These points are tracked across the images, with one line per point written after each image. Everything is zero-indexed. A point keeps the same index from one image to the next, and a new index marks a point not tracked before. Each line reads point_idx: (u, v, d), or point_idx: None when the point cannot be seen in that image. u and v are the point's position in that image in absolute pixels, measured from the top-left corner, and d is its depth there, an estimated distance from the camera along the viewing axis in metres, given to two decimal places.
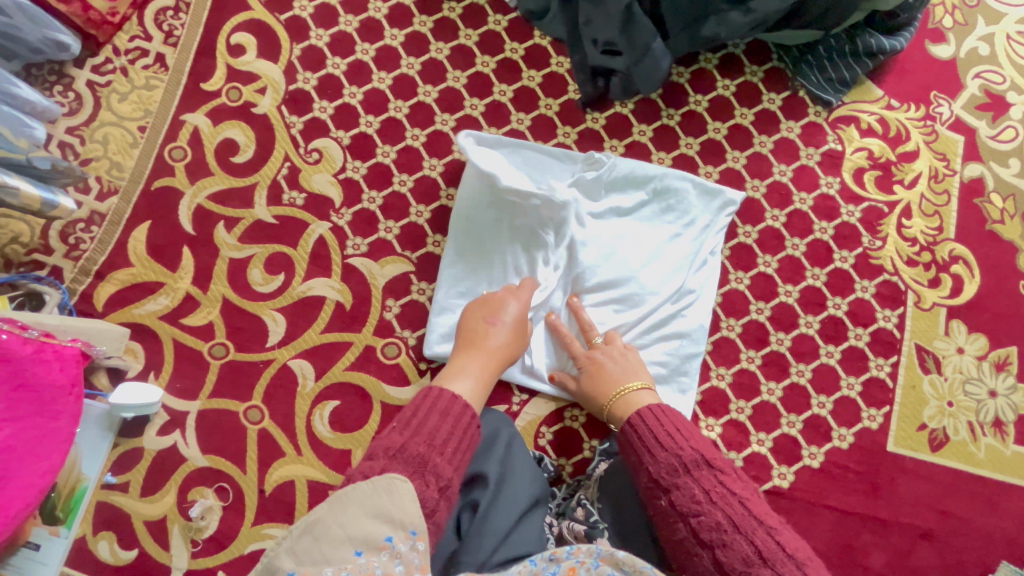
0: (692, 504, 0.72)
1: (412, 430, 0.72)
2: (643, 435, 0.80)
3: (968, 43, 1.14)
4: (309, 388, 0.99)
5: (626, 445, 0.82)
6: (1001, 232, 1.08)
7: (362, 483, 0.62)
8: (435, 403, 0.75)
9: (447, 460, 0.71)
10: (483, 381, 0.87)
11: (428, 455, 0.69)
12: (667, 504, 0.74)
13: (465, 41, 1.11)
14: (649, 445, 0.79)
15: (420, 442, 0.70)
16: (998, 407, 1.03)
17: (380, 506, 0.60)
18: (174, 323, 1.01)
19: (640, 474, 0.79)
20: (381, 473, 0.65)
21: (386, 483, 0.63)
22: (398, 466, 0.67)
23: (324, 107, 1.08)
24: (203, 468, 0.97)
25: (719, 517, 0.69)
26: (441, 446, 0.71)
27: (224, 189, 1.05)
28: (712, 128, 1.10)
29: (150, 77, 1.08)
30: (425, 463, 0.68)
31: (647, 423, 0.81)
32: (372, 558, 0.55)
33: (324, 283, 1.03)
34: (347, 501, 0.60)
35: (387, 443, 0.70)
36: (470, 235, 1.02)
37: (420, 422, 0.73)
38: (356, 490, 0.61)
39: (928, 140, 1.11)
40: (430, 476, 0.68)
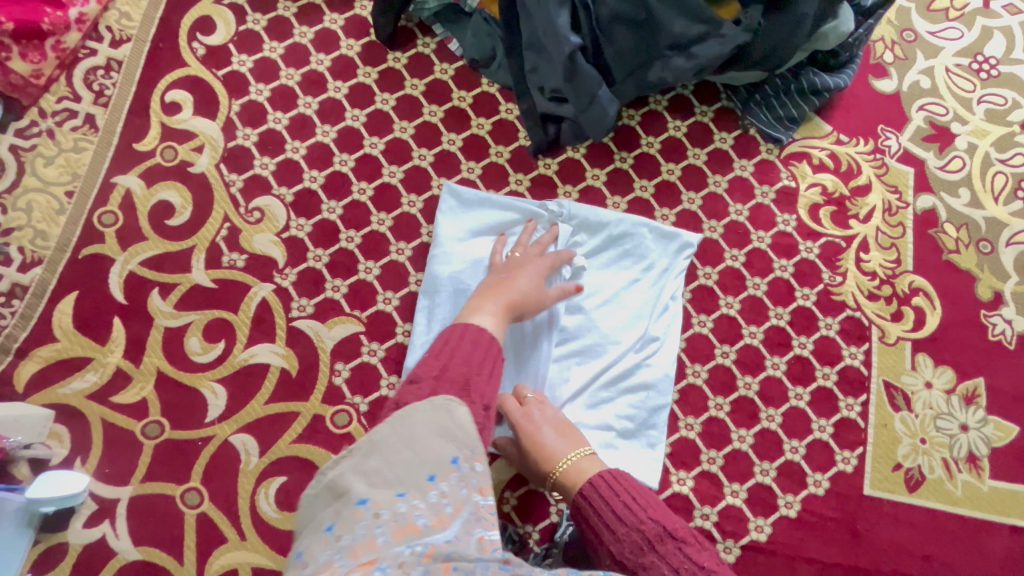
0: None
1: (447, 355, 0.70)
2: (600, 509, 0.76)
3: (910, 77, 1.16)
4: (253, 464, 0.92)
5: (582, 520, 0.77)
6: (957, 261, 1.08)
7: (419, 404, 0.61)
8: (465, 332, 0.73)
9: (488, 382, 0.69)
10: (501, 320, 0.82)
11: (470, 376, 0.68)
12: None
13: (410, 91, 1.09)
14: (608, 521, 0.75)
15: (461, 362, 0.69)
16: (971, 442, 1.01)
17: (441, 427, 0.59)
18: (103, 402, 0.93)
19: (602, 553, 0.75)
20: (433, 394, 0.64)
21: (442, 404, 0.61)
22: (446, 386, 0.66)
23: (266, 164, 1.04)
24: (136, 562, 0.88)
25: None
26: (480, 369, 0.69)
27: (159, 254, 0.99)
28: (665, 170, 1.09)
29: (79, 139, 1.03)
30: (469, 383, 0.67)
31: (602, 494, 0.76)
32: (442, 485, 0.55)
33: (267, 348, 0.96)
34: (406, 424, 0.59)
35: (429, 367, 0.68)
36: (457, 300, 0.96)
37: (456, 348, 0.70)
38: (416, 413, 0.60)
39: (879, 173, 1.11)
40: (476, 395, 0.66)
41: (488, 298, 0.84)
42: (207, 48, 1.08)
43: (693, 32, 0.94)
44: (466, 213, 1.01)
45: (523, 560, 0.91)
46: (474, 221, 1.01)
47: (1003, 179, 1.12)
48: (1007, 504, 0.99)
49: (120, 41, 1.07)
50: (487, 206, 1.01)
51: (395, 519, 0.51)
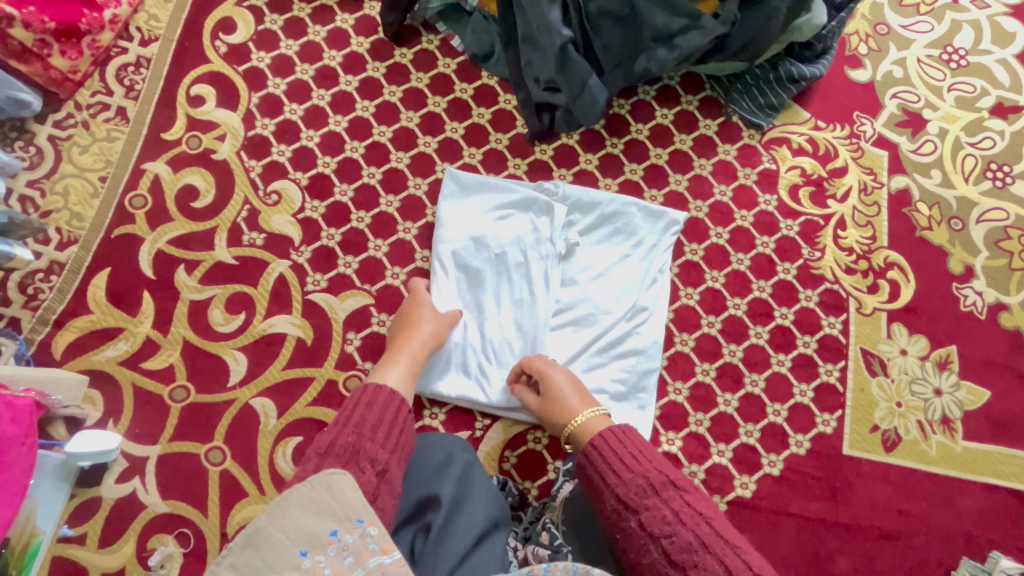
0: (661, 525, 0.70)
1: (341, 425, 0.72)
2: (608, 456, 0.78)
3: (883, 67, 1.23)
4: (271, 425, 0.99)
5: (587, 467, 0.80)
6: (930, 238, 1.15)
7: (298, 485, 0.62)
8: (363, 395, 0.76)
9: (380, 445, 0.72)
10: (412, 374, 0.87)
11: (359, 443, 0.71)
12: (636, 526, 0.72)
13: (416, 84, 1.17)
14: (613, 467, 0.77)
15: (350, 431, 0.72)
16: (944, 405, 1.07)
17: (320, 504, 0.61)
18: (134, 368, 1.01)
19: (605, 497, 0.76)
20: (316, 471, 0.65)
21: (323, 479, 0.63)
22: (332, 461, 0.68)
23: (282, 151, 1.12)
24: (163, 514, 0.95)
25: (688, 538, 0.68)
26: (372, 433, 0.72)
27: (184, 233, 1.07)
28: (654, 154, 1.16)
29: (112, 129, 1.11)
30: (357, 452, 0.70)
31: (610, 443, 0.80)
32: (318, 556, 0.58)
33: (284, 320, 1.04)
34: (284, 506, 0.60)
35: (319, 441, 0.70)
36: (460, 274, 1.04)
37: (347, 418, 0.73)
38: (296, 492, 0.61)
39: (855, 156, 1.18)
40: (364, 462, 0.69)
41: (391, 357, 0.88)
42: (229, 46, 1.17)
43: (675, 24, 1.03)
44: (467, 194, 1.09)
45: (522, 513, 0.97)
46: (475, 202, 1.09)
47: (973, 161, 1.19)
48: (979, 463, 1.05)
49: (149, 40, 1.16)
50: (487, 187, 1.09)
51: None
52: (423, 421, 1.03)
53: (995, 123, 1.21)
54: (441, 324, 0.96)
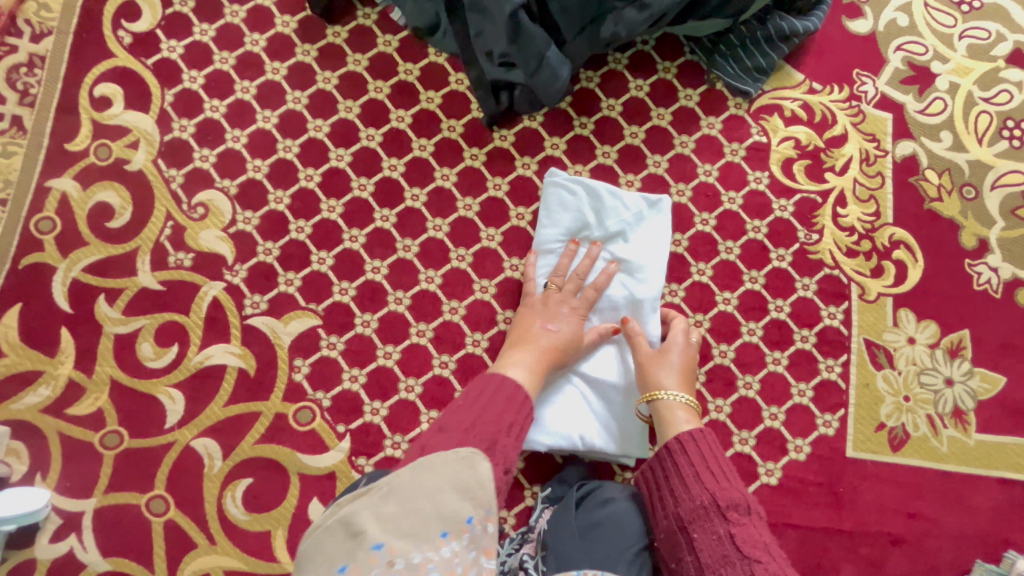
0: (753, 544, 0.68)
1: (479, 410, 0.72)
2: (709, 459, 0.77)
3: (886, 15, 1.08)
4: (217, 468, 0.90)
5: (684, 458, 0.78)
6: (940, 210, 1.03)
7: (442, 453, 0.63)
8: (501, 387, 0.75)
9: (512, 445, 0.71)
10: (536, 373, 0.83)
11: (497, 437, 0.70)
12: (725, 533, 0.70)
13: (353, 67, 1.02)
14: (713, 472, 0.76)
15: (492, 421, 0.71)
16: (956, 396, 0.98)
17: (461, 484, 0.59)
18: (59, 414, 0.91)
19: (698, 492, 0.74)
20: (458, 447, 0.66)
21: (466, 456, 0.64)
22: (472, 441, 0.67)
23: (206, 156, 0.99)
24: (106, 573, 0.87)
25: (779, 567, 0.66)
26: (508, 431, 0.72)
27: (102, 258, 0.95)
28: (629, 133, 1.03)
29: (8, 142, 0.97)
30: (495, 443, 0.69)
31: (713, 448, 0.79)
32: (455, 542, 0.54)
33: (222, 349, 0.93)
34: (427, 471, 0.60)
35: (458, 419, 0.70)
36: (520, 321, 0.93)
37: (489, 400, 0.73)
38: (439, 462, 0.62)
39: (855, 121, 1.05)
40: (499, 457, 0.69)
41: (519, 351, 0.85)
42: (134, 36, 1.01)
43: None
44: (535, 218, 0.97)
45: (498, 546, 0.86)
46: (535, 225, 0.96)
47: (987, 119, 1.06)
48: (994, 456, 0.96)
49: (41, 35, 1.01)
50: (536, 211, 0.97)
51: (408, 570, 0.50)
52: (385, 452, 0.91)
53: (1012, 74, 1.07)
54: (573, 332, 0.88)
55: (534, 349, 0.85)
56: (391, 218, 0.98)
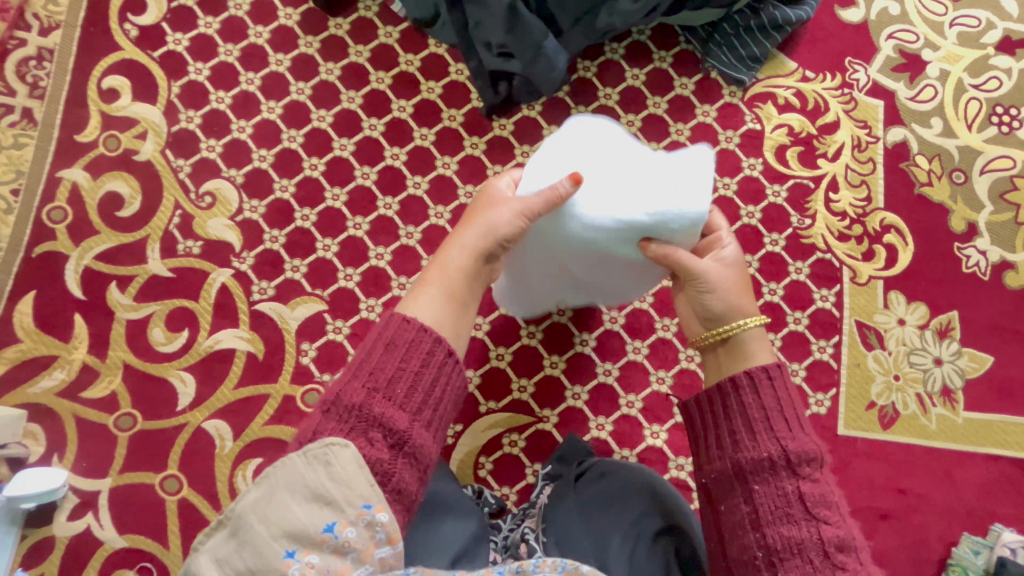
0: (823, 505, 0.61)
1: (354, 374, 0.60)
2: (780, 403, 0.66)
3: (877, 4, 1.10)
4: (228, 449, 0.93)
5: (753, 399, 0.67)
6: (930, 194, 1.06)
7: (292, 455, 0.52)
8: (380, 338, 0.62)
9: (397, 408, 0.59)
10: (452, 297, 0.68)
11: (368, 404, 0.58)
12: (793, 490, 0.61)
13: (356, 58, 1.04)
14: (785, 418, 0.66)
15: (363, 385, 0.59)
16: (944, 375, 1.01)
17: (313, 488, 0.51)
18: (74, 398, 0.94)
19: (765, 438, 0.64)
20: (315, 439, 0.55)
21: (322, 453, 0.52)
22: (337, 424, 0.57)
23: (213, 146, 1.01)
24: (122, 549, 0.90)
25: (846, 531, 0.60)
26: (387, 390, 0.60)
27: (113, 246, 0.97)
28: (625, 122, 1.05)
29: (19, 134, 0.99)
30: (367, 415, 0.58)
31: (783, 390, 0.67)
32: (310, 557, 0.48)
33: (231, 334, 0.96)
34: (272, 485, 0.51)
35: (327, 395, 0.60)
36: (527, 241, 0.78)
37: (364, 362, 0.60)
38: (286, 468, 0.51)
39: (847, 108, 1.07)
40: (376, 429, 0.58)
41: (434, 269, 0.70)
42: (140, 29, 1.03)
43: None
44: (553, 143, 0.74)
45: (501, 521, 0.90)
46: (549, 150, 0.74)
47: (976, 105, 1.08)
48: (982, 433, 0.99)
49: (49, 28, 1.03)
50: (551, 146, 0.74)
51: None
52: None
53: (1002, 60, 1.09)
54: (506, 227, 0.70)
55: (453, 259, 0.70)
56: (394, 206, 1.01)
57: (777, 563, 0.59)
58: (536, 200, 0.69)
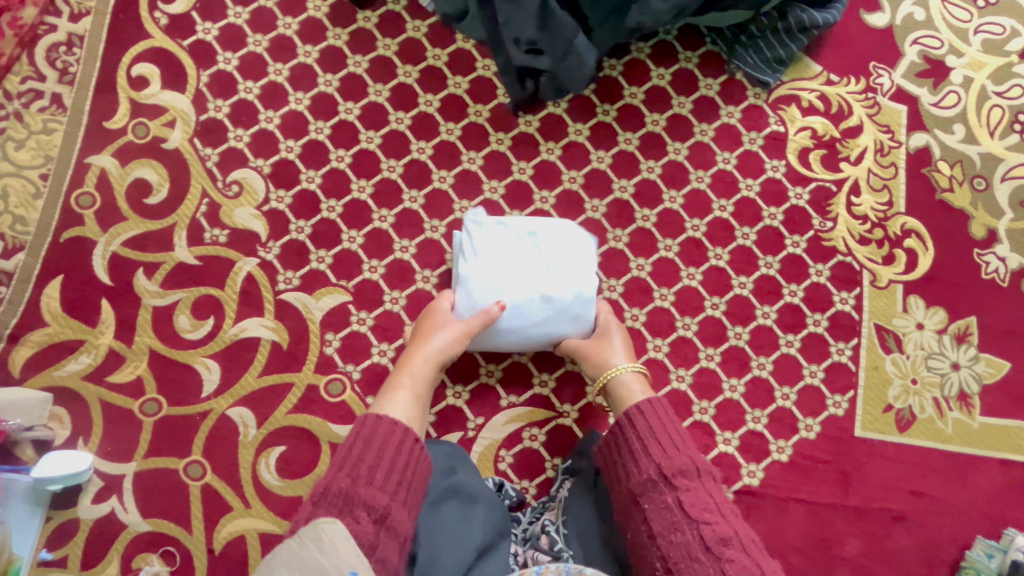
0: (704, 508, 0.70)
1: (337, 466, 0.69)
2: (650, 428, 0.78)
3: (903, 9, 1.11)
4: (251, 436, 0.94)
5: (624, 435, 0.79)
6: (951, 200, 1.06)
7: (288, 539, 0.59)
8: (360, 432, 0.73)
9: (377, 489, 0.68)
10: (416, 399, 0.82)
11: (353, 488, 0.67)
12: (673, 500, 0.71)
13: (383, 52, 1.05)
14: (663, 442, 0.76)
15: (345, 476, 0.68)
16: (961, 380, 1.01)
17: (307, 563, 0.57)
18: (100, 382, 0.95)
19: (646, 464, 0.75)
20: (307, 523, 0.62)
21: (313, 531, 0.59)
22: (326, 509, 0.65)
23: (240, 136, 1.02)
24: (146, 533, 0.91)
25: (727, 527, 0.68)
26: (367, 476, 0.68)
27: (141, 233, 0.98)
28: (650, 121, 1.06)
29: (48, 120, 1.00)
30: (350, 501, 0.66)
31: (652, 417, 0.79)
32: None
33: (256, 322, 0.97)
34: (272, 564, 0.57)
35: (315, 488, 0.68)
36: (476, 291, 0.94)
37: (346, 454, 0.70)
38: (284, 549, 0.58)
39: (871, 113, 1.08)
40: (359, 510, 0.66)
41: (394, 381, 0.84)
42: (170, 17, 1.04)
43: None
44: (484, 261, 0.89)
45: (520, 514, 0.91)
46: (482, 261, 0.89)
47: (999, 113, 1.09)
48: (998, 438, 1.00)
49: (80, 15, 1.03)
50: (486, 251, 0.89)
51: None
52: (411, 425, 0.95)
53: None
54: (452, 342, 0.87)
55: (410, 377, 0.84)
56: (419, 199, 1.01)
57: (672, 571, 0.67)
58: (474, 323, 0.87)
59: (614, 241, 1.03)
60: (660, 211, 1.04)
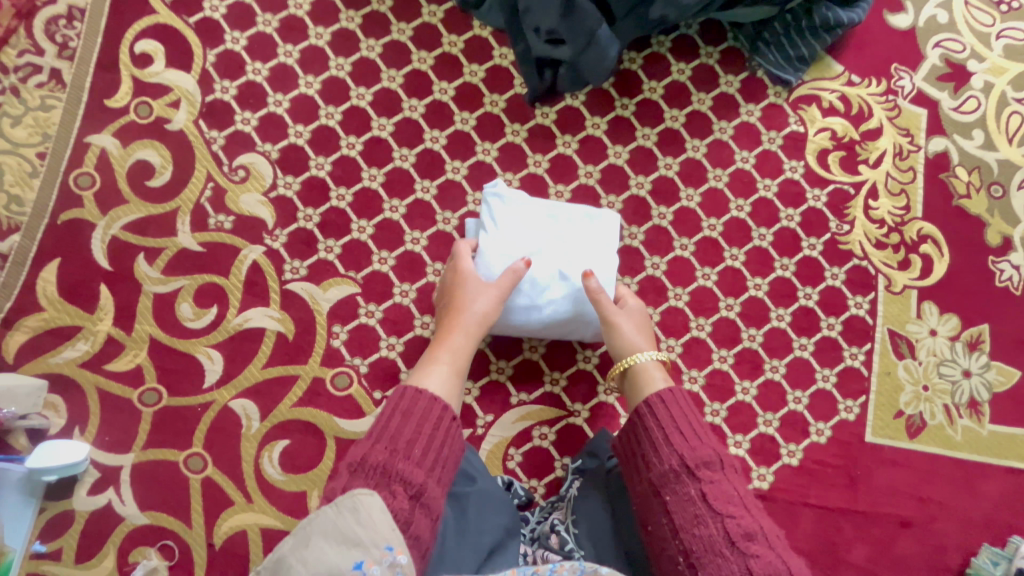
0: (727, 502, 0.68)
1: (376, 437, 0.66)
2: (668, 421, 0.76)
3: (927, 11, 1.09)
4: (254, 429, 0.91)
5: (642, 428, 0.77)
6: (968, 207, 1.05)
7: (325, 507, 0.57)
8: (399, 403, 0.70)
9: (415, 465, 0.66)
10: (456, 369, 0.80)
11: (392, 462, 0.64)
12: (696, 492, 0.69)
13: (397, 36, 1.02)
14: (682, 433, 0.74)
15: (383, 446, 0.65)
16: (972, 388, 1.01)
17: (346, 533, 0.55)
18: (97, 370, 0.91)
19: (666, 456, 0.73)
20: (344, 492, 0.60)
21: (351, 501, 0.58)
22: (363, 479, 0.62)
23: (247, 119, 0.98)
24: (144, 526, 0.88)
25: (751, 522, 0.67)
26: (406, 450, 0.66)
27: (142, 217, 0.95)
28: (669, 117, 1.04)
29: (46, 96, 0.96)
30: (390, 473, 0.63)
31: (670, 407, 0.77)
32: None
33: (261, 313, 0.94)
34: (306, 531, 0.55)
35: (351, 455, 0.65)
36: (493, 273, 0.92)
37: (385, 426, 0.67)
38: (319, 517, 0.56)
39: (891, 115, 1.06)
40: (396, 484, 0.63)
41: (433, 352, 0.81)
42: None
43: None
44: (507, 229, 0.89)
45: (529, 513, 0.89)
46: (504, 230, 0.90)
47: (1018, 119, 1.08)
48: (1006, 446, 1.00)
49: None
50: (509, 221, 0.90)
51: None
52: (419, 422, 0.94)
53: None
54: (492, 308, 0.85)
55: (450, 346, 0.82)
56: (431, 190, 0.99)
57: (696, 566, 0.65)
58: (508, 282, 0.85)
59: (630, 238, 1.01)
60: (676, 209, 1.02)
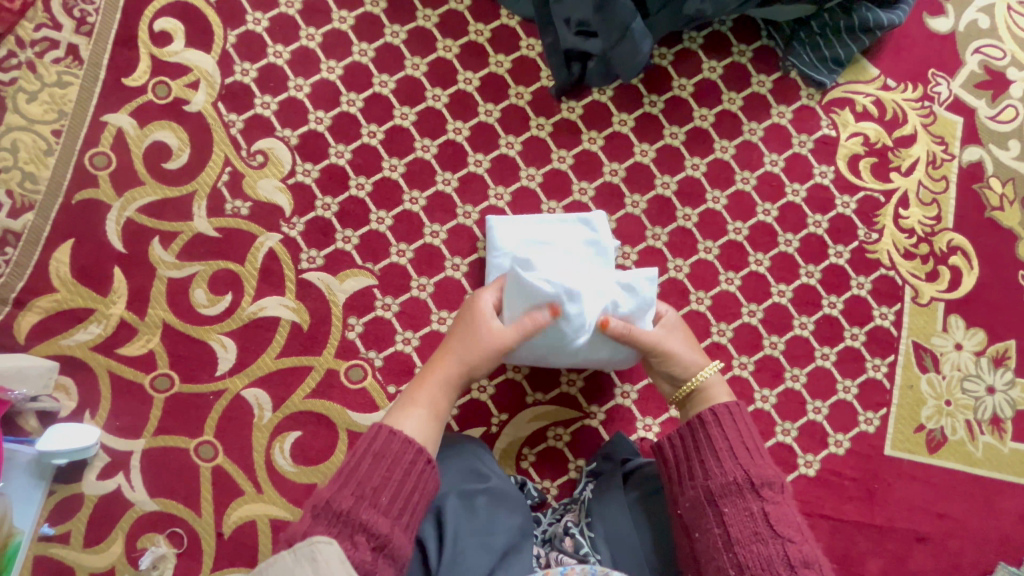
0: (787, 524, 0.67)
1: (343, 479, 0.65)
2: (732, 436, 0.76)
3: (967, 16, 1.06)
4: (266, 419, 0.90)
5: (704, 437, 0.76)
6: (1000, 219, 1.03)
7: (283, 552, 0.52)
8: (370, 445, 0.69)
9: (382, 513, 0.64)
10: (435, 412, 0.76)
11: (357, 508, 0.63)
12: (758, 509, 0.69)
13: (423, 23, 0.99)
14: (747, 448, 0.75)
15: (349, 490, 0.64)
16: (996, 404, 0.99)
17: None
18: (109, 354, 0.90)
19: (730, 468, 0.73)
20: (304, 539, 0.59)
21: (309, 550, 0.53)
22: (324, 526, 0.61)
23: (267, 103, 0.96)
24: (153, 513, 0.88)
25: (810, 550, 0.65)
26: (373, 495, 0.65)
27: (157, 200, 0.93)
28: (698, 115, 1.01)
29: (63, 72, 0.94)
30: (352, 522, 0.62)
31: (733, 422, 0.77)
32: None
33: (276, 302, 0.92)
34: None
35: (317, 497, 0.64)
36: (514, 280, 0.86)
37: (353, 469, 0.66)
38: (275, 563, 0.51)
39: (926, 122, 1.04)
40: (359, 534, 0.62)
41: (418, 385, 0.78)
42: None
43: None
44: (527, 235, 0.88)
45: (541, 515, 0.88)
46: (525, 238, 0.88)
47: None
48: None
49: None
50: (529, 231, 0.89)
51: None
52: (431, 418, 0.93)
53: None
54: (483, 350, 0.79)
55: (437, 381, 0.78)
56: (453, 182, 0.96)
57: None
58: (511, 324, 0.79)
59: (653, 239, 0.99)
60: (702, 211, 0.99)
